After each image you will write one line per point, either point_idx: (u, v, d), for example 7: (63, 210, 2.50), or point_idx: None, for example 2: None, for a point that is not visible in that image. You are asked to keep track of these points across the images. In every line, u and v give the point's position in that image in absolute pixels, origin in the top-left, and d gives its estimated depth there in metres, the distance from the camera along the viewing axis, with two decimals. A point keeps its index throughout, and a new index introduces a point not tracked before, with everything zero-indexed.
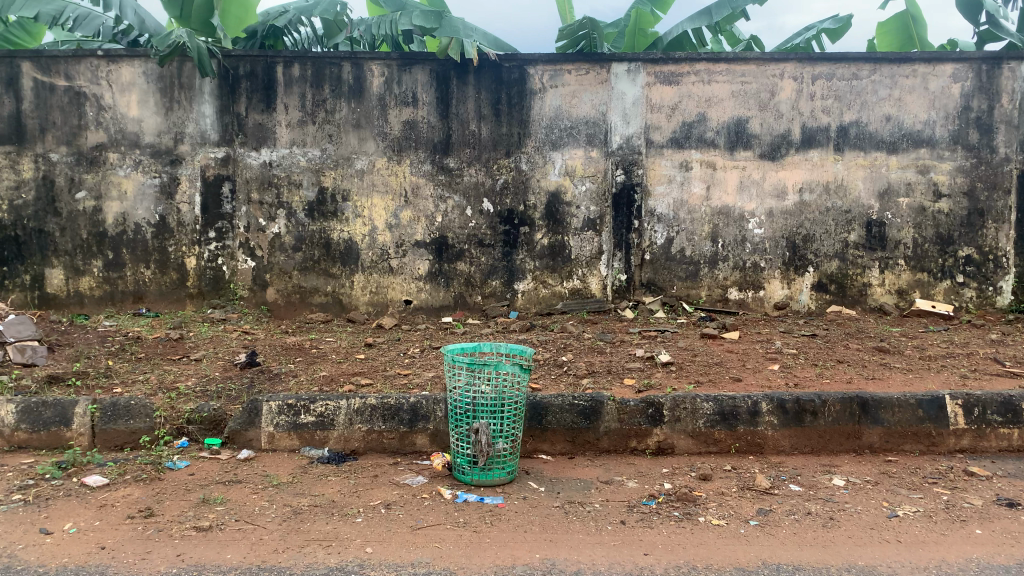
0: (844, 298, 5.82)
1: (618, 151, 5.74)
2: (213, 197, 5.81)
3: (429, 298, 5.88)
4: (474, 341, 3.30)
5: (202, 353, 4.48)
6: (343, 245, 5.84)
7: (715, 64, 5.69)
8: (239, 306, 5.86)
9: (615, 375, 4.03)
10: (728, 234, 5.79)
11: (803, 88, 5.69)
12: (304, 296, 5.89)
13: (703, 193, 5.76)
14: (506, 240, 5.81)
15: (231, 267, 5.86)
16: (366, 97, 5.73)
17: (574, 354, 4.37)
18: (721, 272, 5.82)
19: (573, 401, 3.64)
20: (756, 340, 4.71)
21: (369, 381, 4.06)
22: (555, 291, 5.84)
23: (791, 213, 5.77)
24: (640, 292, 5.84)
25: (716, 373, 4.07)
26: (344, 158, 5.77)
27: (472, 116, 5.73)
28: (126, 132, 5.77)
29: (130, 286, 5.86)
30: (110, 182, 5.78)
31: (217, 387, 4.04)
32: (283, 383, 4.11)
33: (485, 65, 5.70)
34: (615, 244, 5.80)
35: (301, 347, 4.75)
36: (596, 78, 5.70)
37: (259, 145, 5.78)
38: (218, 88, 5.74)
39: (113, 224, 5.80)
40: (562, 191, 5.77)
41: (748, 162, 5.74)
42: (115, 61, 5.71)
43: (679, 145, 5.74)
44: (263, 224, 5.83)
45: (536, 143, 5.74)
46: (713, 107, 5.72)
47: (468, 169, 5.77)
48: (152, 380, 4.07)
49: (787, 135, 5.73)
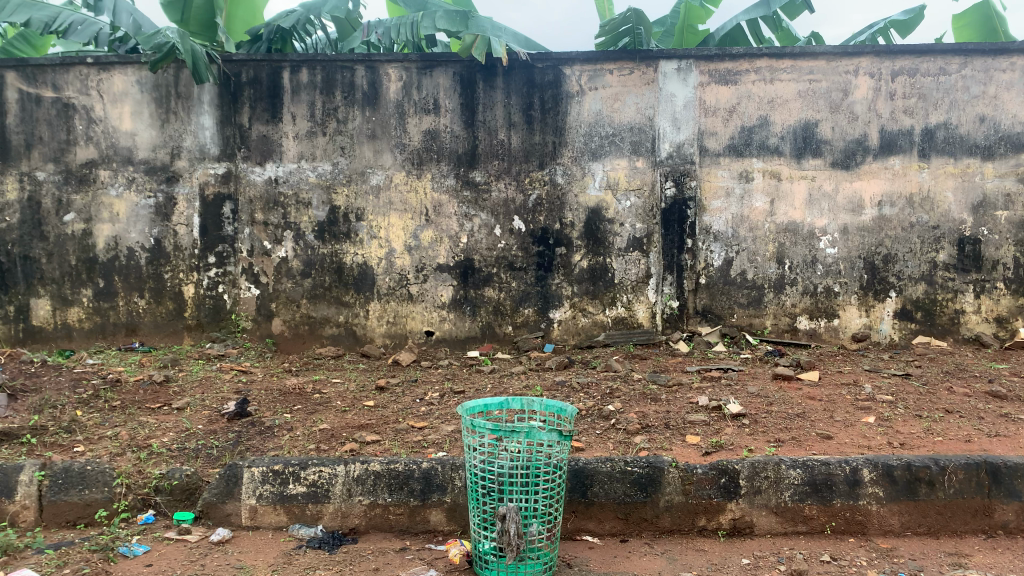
0: (933, 327, 5.01)
1: (668, 161, 5.02)
2: (213, 218, 5.21)
3: (454, 329, 5.20)
4: (500, 398, 2.64)
5: (186, 401, 3.84)
6: (357, 270, 5.19)
7: (778, 61, 4.96)
8: (242, 339, 5.24)
9: (675, 431, 3.31)
10: (795, 254, 5.03)
11: (882, 86, 4.93)
12: (314, 328, 5.24)
13: (767, 207, 5.02)
14: (540, 263, 5.12)
15: (233, 296, 5.25)
16: (382, 104, 5.10)
17: (622, 402, 3.64)
18: (789, 298, 5.06)
19: (626, 468, 2.94)
20: (841, 383, 3.93)
21: (376, 437, 3.37)
22: (597, 320, 5.13)
23: (868, 230, 5.00)
24: (694, 321, 5.10)
25: (800, 429, 3.32)
26: (358, 173, 5.14)
27: (500, 124, 5.07)
28: (118, 147, 5.20)
29: (123, 317, 5.27)
30: (101, 203, 5.21)
31: (198, 444, 3.40)
32: (274, 440, 3.44)
33: (516, 66, 5.03)
34: (664, 266, 5.07)
35: (302, 392, 4.07)
36: (641, 78, 5.00)
37: (264, 159, 5.17)
38: (219, 97, 5.15)
39: (104, 249, 5.23)
40: (603, 207, 5.07)
41: (818, 172, 4.99)
42: (107, 69, 5.15)
43: (738, 153, 5.01)
44: (268, 247, 5.20)
45: (573, 153, 5.06)
46: (777, 109, 4.98)
47: (497, 183, 5.10)
48: (122, 436, 3.43)
49: (864, 140, 4.97)
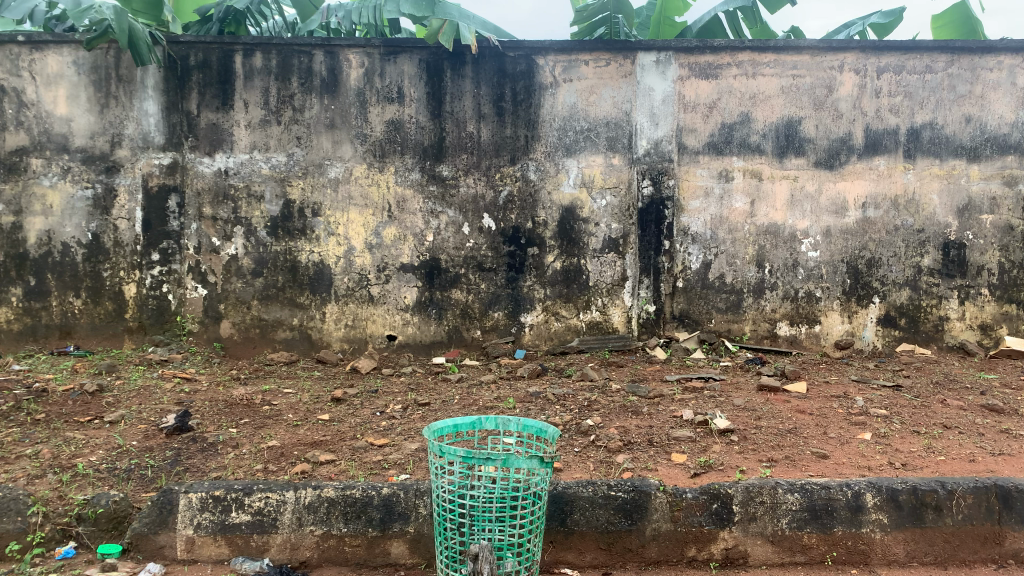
0: (917, 334, 4.84)
1: (646, 158, 4.76)
2: (157, 212, 4.80)
3: (417, 333, 4.88)
4: (471, 416, 2.36)
5: (120, 413, 3.44)
6: (313, 269, 4.84)
7: (761, 54, 4.71)
8: (188, 343, 4.85)
9: (659, 448, 3.04)
10: (777, 257, 4.81)
11: (867, 83, 4.72)
12: (266, 331, 4.88)
13: (748, 208, 4.79)
14: (510, 264, 4.82)
15: (178, 296, 4.86)
16: (342, 92, 4.75)
17: (601, 416, 3.36)
18: (769, 303, 4.83)
19: (609, 493, 2.65)
20: (831, 396, 3.69)
21: (331, 457, 3.04)
22: (570, 325, 4.86)
23: (852, 233, 4.80)
24: (672, 327, 4.85)
25: (794, 447, 3.05)
26: (315, 166, 4.79)
27: (469, 115, 4.76)
28: (52, 134, 4.76)
29: (56, 319, 4.84)
30: (33, 194, 4.77)
31: (130, 464, 3.03)
32: (217, 459, 3.09)
33: (486, 53, 4.73)
34: (641, 269, 4.81)
35: (250, 404, 3.72)
36: (618, 69, 4.73)
37: (213, 149, 4.78)
38: (164, 81, 4.74)
39: (36, 244, 4.80)
40: (577, 206, 4.80)
41: (801, 171, 4.77)
42: (40, 48, 4.71)
43: (718, 151, 4.77)
44: (217, 244, 4.83)
45: (546, 147, 4.77)
46: (759, 106, 4.74)
47: (465, 178, 4.79)
48: (43, 454, 3.05)
49: (848, 139, 4.75)
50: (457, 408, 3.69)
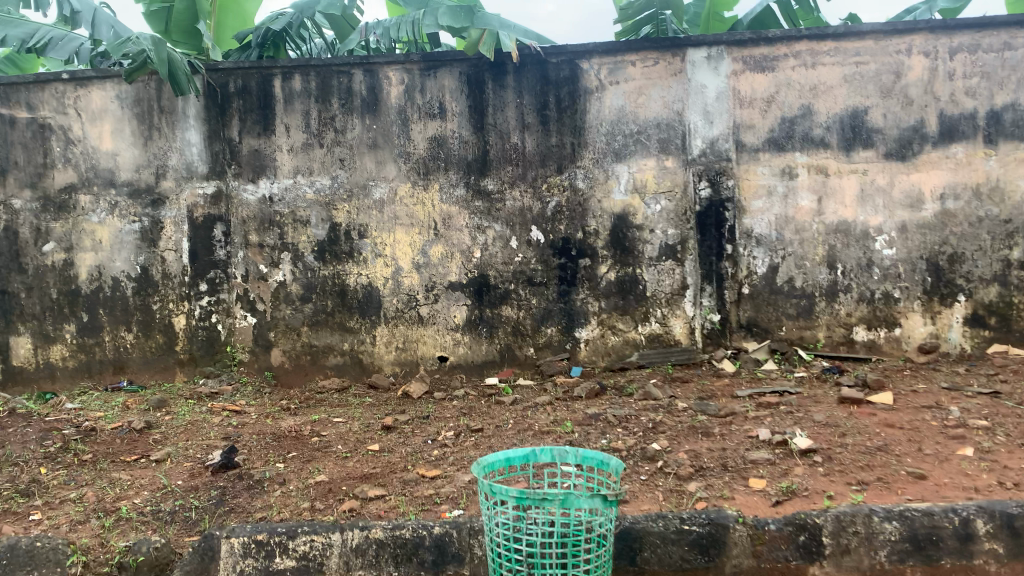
0: (1010, 334, 4.43)
1: (701, 159, 4.51)
2: (203, 242, 4.74)
3: (470, 353, 4.70)
4: (524, 448, 2.20)
5: (166, 451, 3.37)
6: (361, 292, 4.71)
7: (820, 43, 4.42)
8: (239, 374, 4.77)
9: (735, 473, 2.82)
10: (849, 257, 4.49)
11: (939, 65, 4.39)
12: (316, 358, 4.76)
13: (814, 206, 4.48)
14: (562, 277, 4.62)
15: (227, 326, 4.78)
16: (382, 110, 4.62)
17: (669, 440, 3.17)
18: (843, 306, 4.51)
19: (682, 527, 2.43)
20: (921, 407, 3.46)
21: (381, 492, 2.87)
22: (629, 338, 4.61)
23: (931, 227, 4.45)
24: (739, 337, 4.56)
25: (885, 467, 2.80)
26: (359, 187, 4.67)
27: (513, 126, 4.59)
28: (99, 169, 4.74)
29: (110, 354, 4.82)
30: (82, 230, 4.76)
31: (174, 506, 2.89)
32: (263, 497, 2.94)
33: (528, 61, 4.55)
34: (702, 276, 4.54)
35: (299, 436, 3.58)
36: (667, 68, 4.50)
37: (256, 175, 4.70)
38: (205, 110, 4.69)
39: (87, 280, 4.78)
40: (631, 213, 4.56)
41: (870, 164, 4.45)
42: (83, 84, 4.70)
43: (779, 147, 4.48)
44: (264, 271, 4.74)
45: (595, 154, 4.56)
46: (821, 97, 4.44)
47: (511, 191, 4.61)
48: (88, 498, 2.95)
49: (920, 127, 4.41)
50: (512, 433, 3.48)
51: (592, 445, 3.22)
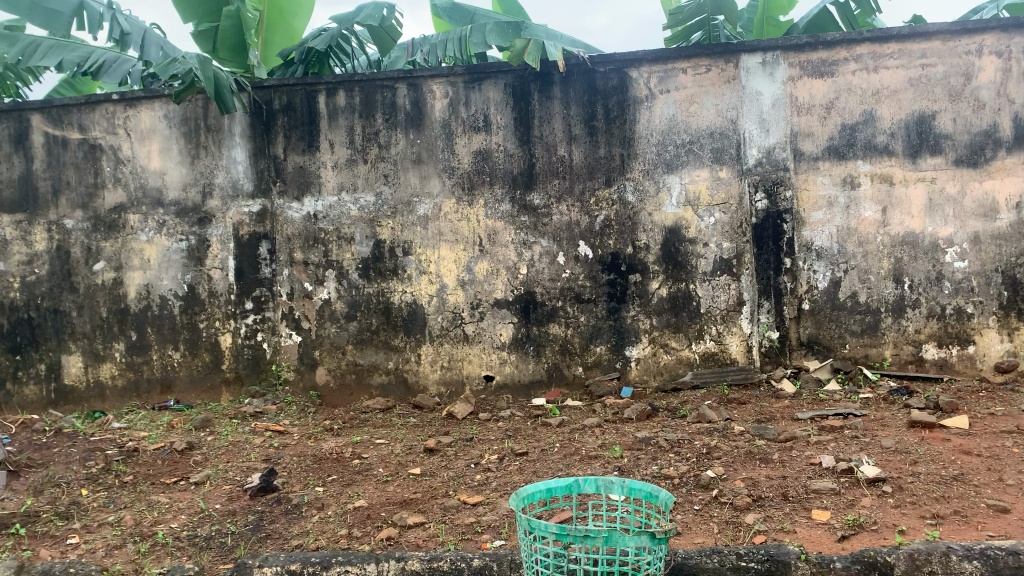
0: None
1: (757, 169, 4.32)
2: (249, 260, 4.71)
3: (516, 372, 4.57)
4: (566, 478, 2.09)
5: (206, 473, 3.35)
6: (406, 310, 4.63)
7: (883, 45, 4.20)
8: (284, 393, 4.72)
9: (796, 504, 2.63)
10: (917, 270, 4.23)
11: (1012, 66, 4.12)
12: (361, 377, 4.69)
13: (878, 217, 4.25)
14: (612, 293, 4.46)
15: (273, 344, 4.74)
16: (427, 125, 4.55)
17: (724, 466, 3.00)
18: (911, 322, 4.25)
19: (739, 564, 2.24)
20: (1001, 432, 3.21)
21: (420, 520, 2.76)
22: (682, 357, 4.43)
23: (1006, 238, 4.17)
24: (799, 355, 4.34)
25: (963, 500, 2.56)
26: (403, 203, 4.60)
27: (560, 138, 4.47)
28: (148, 189, 4.77)
29: (158, 373, 4.82)
30: (131, 249, 4.79)
31: (210, 531, 2.81)
32: (300, 523, 2.85)
33: (575, 71, 4.43)
34: (760, 291, 4.34)
35: (340, 458, 3.55)
36: (720, 75, 4.33)
37: (301, 192, 4.67)
38: (251, 127, 4.68)
39: (136, 299, 4.80)
40: (683, 226, 4.39)
41: (939, 172, 4.20)
42: (133, 105, 4.74)
43: (840, 155, 4.27)
44: (308, 289, 4.69)
45: (645, 166, 4.41)
46: (885, 102, 4.22)
47: (558, 205, 4.48)
48: (126, 521, 2.90)
49: (993, 131, 4.15)
50: (558, 458, 3.33)
51: (643, 471, 3.06)
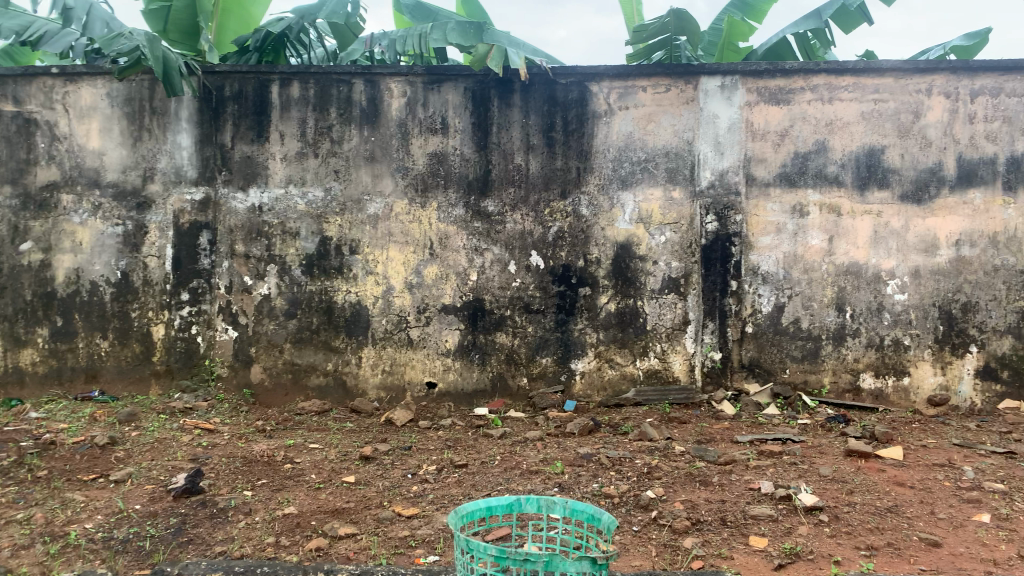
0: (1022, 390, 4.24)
1: (710, 191, 4.34)
2: (188, 249, 4.54)
3: (459, 380, 4.50)
4: (508, 496, 2.06)
5: (127, 471, 3.20)
6: (349, 310, 4.52)
7: (838, 77, 4.27)
8: (216, 390, 4.56)
9: (734, 529, 2.63)
10: (859, 300, 4.31)
11: (960, 107, 4.22)
12: (298, 377, 4.55)
13: (825, 245, 4.31)
14: (560, 305, 4.43)
15: (207, 338, 4.57)
16: (382, 123, 4.46)
17: (663, 487, 3.00)
18: (851, 351, 4.32)
19: None
20: (933, 465, 3.29)
21: (352, 530, 2.67)
22: (625, 373, 4.42)
23: (944, 274, 4.26)
24: (741, 378, 4.37)
25: (896, 532, 2.59)
26: (353, 201, 4.49)
27: (517, 146, 4.42)
28: (84, 168, 4.56)
29: (83, 361, 4.61)
30: (63, 231, 4.57)
31: (128, 534, 2.67)
32: (225, 529, 2.72)
33: (536, 80, 4.40)
34: (705, 312, 4.36)
35: (271, 461, 3.45)
36: (679, 95, 4.34)
37: (247, 183, 4.52)
38: (199, 113, 4.51)
39: (64, 282, 4.58)
40: (634, 242, 4.39)
41: (885, 206, 4.28)
42: (73, 80, 4.52)
43: (791, 183, 4.32)
44: (249, 283, 4.54)
45: (600, 180, 4.39)
46: (837, 133, 4.28)
47: (511, 214, 4.44)
48: (36, 519, 2.73)
49: (938, 169, 4.25)
50: (498, 471, 3.27)
51: (583, 488, 3.02)
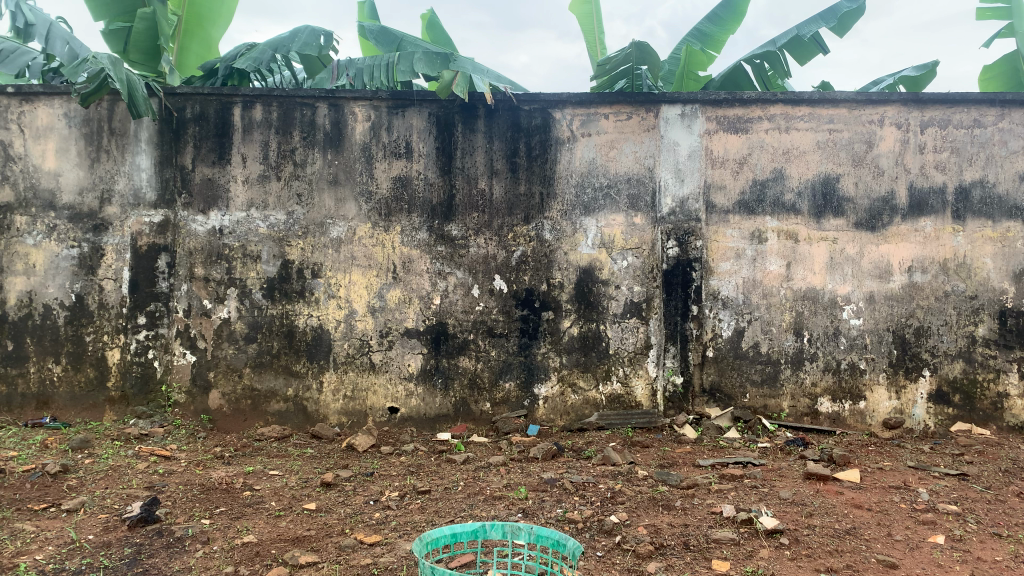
0: (974, 413, 4.34)
1: (670, 217, 4.40)
2: (145, 272, 4.46)
3: (422, 406, 4.48)
4: (473, 523, 2.06)
5: (80, 500, 3.12)
6: (311, 334, 4.48)
7: (794, 108, 4.37)
8: (172, 415, 4.46)
9: (696, 553, 2.65)
10: (816, 325, 4.39)
11: (910, 138, 4.35)
12: (257, 403, 4.49)
13: (783, 271, 4.39)
14: (523, 329, 4.44)
15: (164, 363, 4.49)
16: (346, 146, 4.45)
17: (627, 512, 3.01)
18: (809, 375, 4.40)
19: None
20: (889, 487, 3.37)
21: (313, 559, 2.63)
22: (588, 398, 4.43)
23: (898, 299, 4.37)
24: (702, 402, 4.41)
25: (855, 554, 2.64)
26: (316, 224, 4.46)
27: (481, 171, 4.45)
28: (39, 190, 4.47)
29: (34, 387, 4.49)
30: (15, 252, 4.46)
31: (81, 564, 2.59)
32: (182, 558, 2.65)
33: (500, 106, 4.44)
34: (666, 336, 4.40)
35: (229, 489, 3.39)
36: (641, 123, 4.41)
37: (207, 207, 4.46)
38: (159, 134, 4.45)
39: (16, 306, 4.46)
40: (596, 267, 4.43)
41: (840, 233, 4.38)
42: (29, 100, 4.43)
43: (750, 210, 4.40)
44: (208, 306, 4.48)
45: (563, 206, 4.43)
46: (794, 161, 4.39)
47: (475, 238, 4.45)
48: None
49: (890, 198, 4.37)
50: (461, 497, 3.26)
51: (547, 514, 3.02)
